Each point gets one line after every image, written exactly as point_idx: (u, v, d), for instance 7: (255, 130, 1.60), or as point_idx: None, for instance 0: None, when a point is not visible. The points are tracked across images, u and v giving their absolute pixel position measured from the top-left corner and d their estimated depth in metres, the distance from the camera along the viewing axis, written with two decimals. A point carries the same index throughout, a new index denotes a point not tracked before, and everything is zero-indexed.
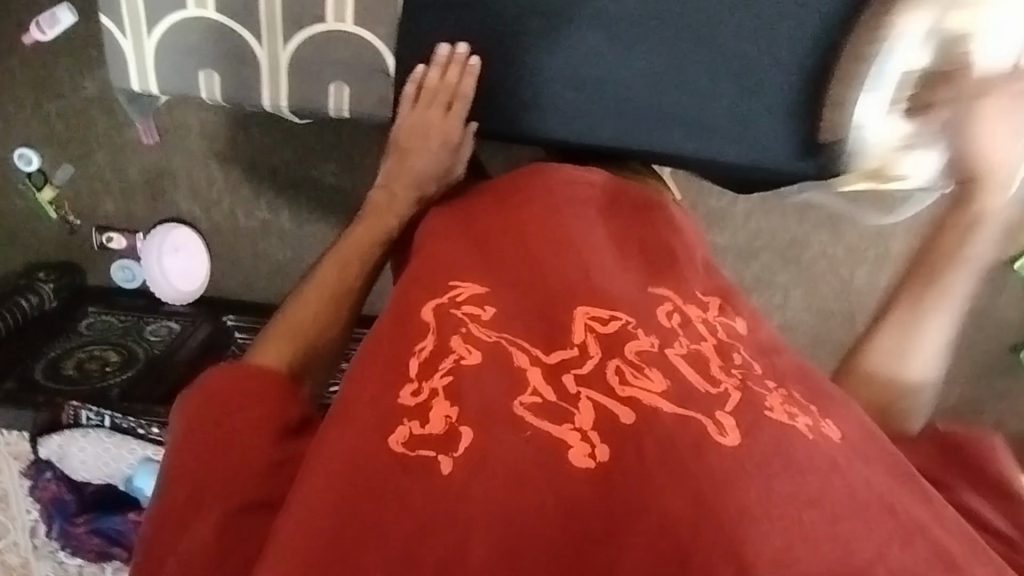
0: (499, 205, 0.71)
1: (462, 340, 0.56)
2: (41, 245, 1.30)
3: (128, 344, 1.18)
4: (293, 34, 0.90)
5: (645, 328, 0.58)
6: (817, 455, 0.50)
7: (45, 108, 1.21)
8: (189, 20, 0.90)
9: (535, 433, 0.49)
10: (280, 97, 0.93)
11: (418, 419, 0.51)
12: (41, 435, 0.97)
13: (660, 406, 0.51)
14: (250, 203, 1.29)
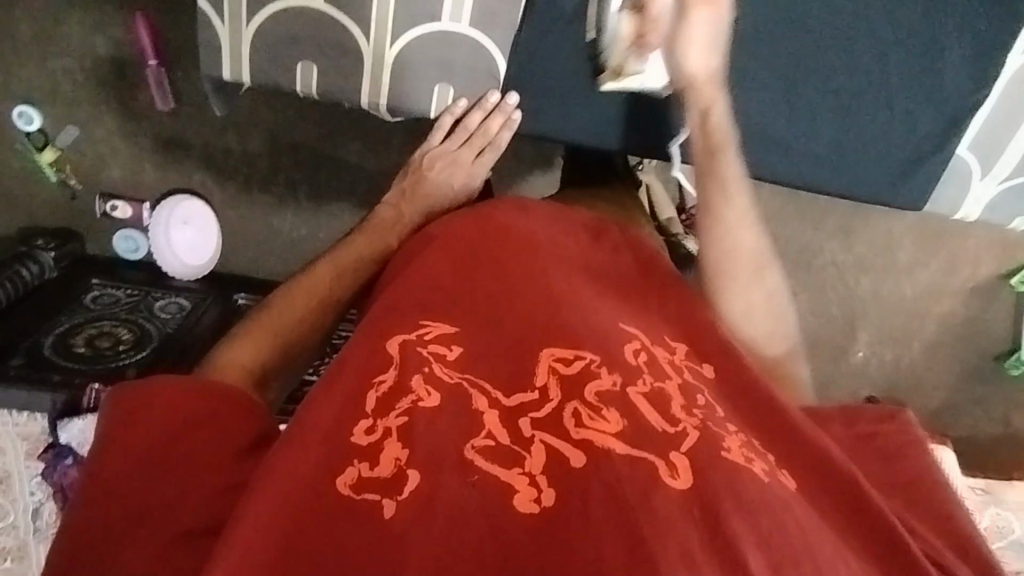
0: (470, 238, 0.69)
1: (426, 380, 0.54)
2: (38, 209, 1.22)
3: (138, 321, 1.14)
4: (408, 29, 0.87)
5: (609, 366, 0.56)
6: (767, 493, 0.51)
7: (52, 65, 1.14)
8: (292, 8, 0.86)
9: (484, 479, 0.47)
10: (381, 95, 0.90)
11: (368, 461, 0.49)
12: (63, 420, 0.94)
13: (612, 448, 0.50)
14: (267, 177, 1.22)
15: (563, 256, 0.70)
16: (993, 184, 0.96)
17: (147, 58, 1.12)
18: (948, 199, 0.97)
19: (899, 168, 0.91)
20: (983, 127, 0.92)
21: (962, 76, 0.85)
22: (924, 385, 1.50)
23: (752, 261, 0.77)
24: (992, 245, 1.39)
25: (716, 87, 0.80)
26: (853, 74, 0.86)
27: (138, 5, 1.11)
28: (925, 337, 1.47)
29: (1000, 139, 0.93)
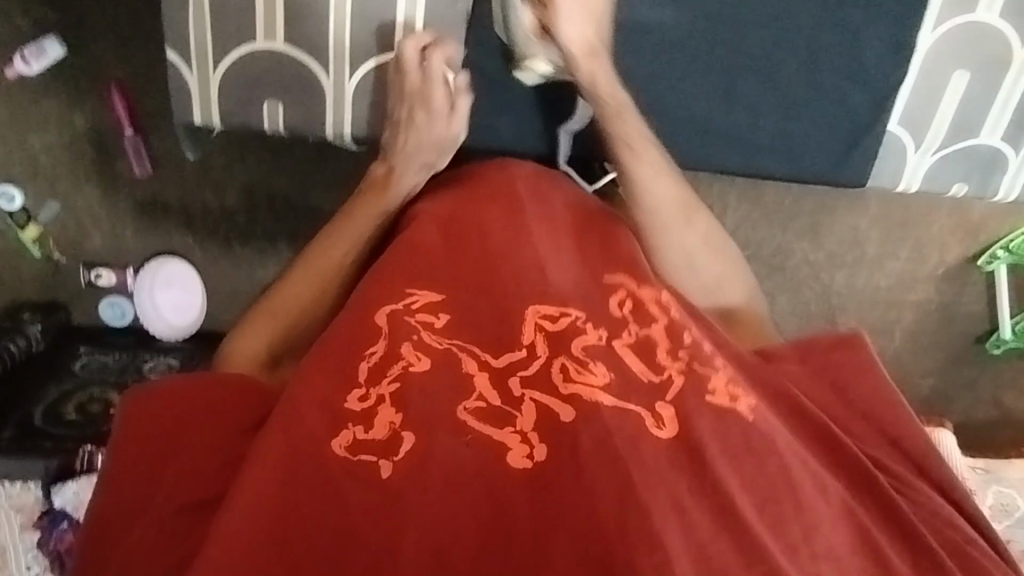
0: (475, 212, 0.83)
1: (414, 347, 0.73)
2: (23, 285, 1.24)
3: (129, 384, 1.15)
4: (365, 61, 0.92)
5: (592, 322, 0.76)
6: (732, 428, 0.71)
7: (30, 145, 1.18)
8: (256, 52, 0.91)
9: (475, 437, 0.68)
10: (344, 125, 0.95)
11: (361, 425, 0.68)
12: (56, 485, 0.94)
13: (598, 400, 0.69)
14: (246, 231, 1.24)
15: (544, 221, 0.85)
16: (928, 154, 1.00)
17: (123, 128, 1.16)
18: (887, 175, 1.01)
19: (844, 143, 0.98)
20: (909, 100, 0.97)
21: (884, 64, 0.93)
22: (911, 373, 1.52)
23: (679, 209, 0.91)
24: (957, 230, 1.43)
25: (598, 59, 0.89)
26: (775, 58, 0.93)
27: (110, 77, 1.15)
28: (905, 327, 1.50)
29: (926, 110, 0.97)
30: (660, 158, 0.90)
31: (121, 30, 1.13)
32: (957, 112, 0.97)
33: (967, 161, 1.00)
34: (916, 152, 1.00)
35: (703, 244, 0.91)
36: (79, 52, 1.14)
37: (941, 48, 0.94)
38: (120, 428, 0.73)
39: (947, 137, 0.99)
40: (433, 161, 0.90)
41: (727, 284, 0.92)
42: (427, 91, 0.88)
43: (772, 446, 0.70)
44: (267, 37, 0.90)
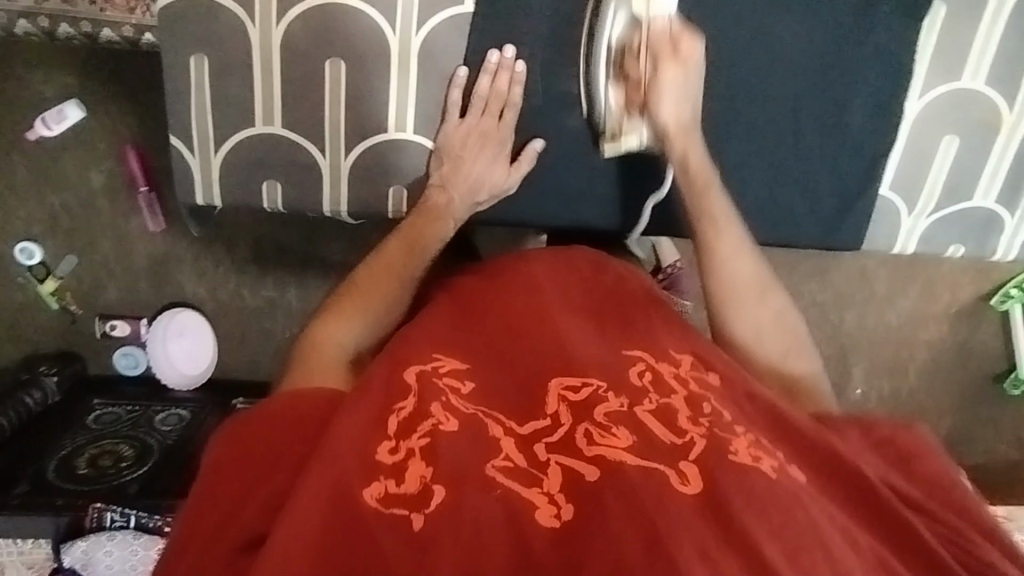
0: (493, 286, 0.76)
1: (443, 407, 0.60)
2: (41, 337, 1.27)
3: (140, 436, 1.16)
4: (358, 142, 0.94)
5: (614, 390, 0.63)
6: (784, 493, 0.56)
7: (49, 203, 1.22)
8: (254, 136, 0.93)
9: (505, 494, 0.54)
10: (341, 203, 0.97)
11: (394, 477, 0.54)
12: (65, 544, 0.95)
13: (624, 460, 0.56)
14: (256, 282, 1.27)
15: (567, 286, 0.77)
16: (922, 218, 1.00)
17: (138, 186, 1.20)
18: (883, 239, 1.00)
19: (834, 209, 0.95)
20: (900, 166, 0.97)
21: (871, 126, 0.91)
22: (926, 412, 1.50)
23: (754, 287, 0.81)
24: (967, 270, 1.42)
25: (688, 133, 0.84)
26: (768, 125, 0.91)
27: (127, 138, 1.19)
28: (919, 366, 1.47)
29: (918, 175, 0.97)
30: (740, 233, 0.82)
31: (137, 94, 1.17)
32: (948, 177, 0.97)
33: (957, 223, 1.00)
34: (909, 216, 0.99)
35: (777, 321, 0.80)
36: (97, 114, 1.18)
37: (927, 115, 0.94)
38: (218, 446, 0.61)
39: (939, 201, 0.99)
40: (483, 200, 0.91)
41: (799, 363, 0.79)
42: (501, 132, 0.90)
43: (799, 500, 0.56)
44: (264, 121, 0.93)
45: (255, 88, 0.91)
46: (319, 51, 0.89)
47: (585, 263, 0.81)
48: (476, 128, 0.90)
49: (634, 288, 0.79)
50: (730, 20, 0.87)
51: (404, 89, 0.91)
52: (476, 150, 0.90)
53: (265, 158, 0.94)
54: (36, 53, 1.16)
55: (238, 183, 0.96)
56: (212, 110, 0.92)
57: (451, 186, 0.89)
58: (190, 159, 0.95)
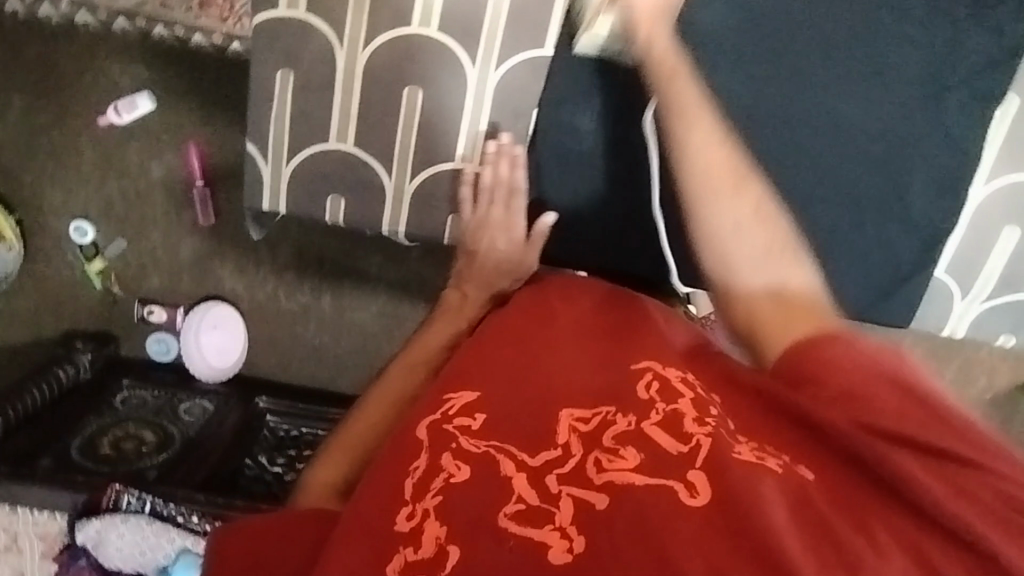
0: (491, 327, 0.74)
1: (454, 456, 0.58)
2: (81, 314, 1.31)
3: (163, 424, 1.19)
4: (424, 169, 0.97)
5: (623, 409, 0.61)
6: (783, 494, 0.54)
7: (109, 187, 1.26)
8: (325, 151, 0.97)
9: (519, 543, 0.51)
10: (399, 223, 1.00)
11: (412, 544, 0.53)
12: (80, 521, 0.96)
13: (634, 481, 0.54)
14: (293, 286, 1.29)
15: (572, 318, 0.74)
16: (974, 303, 0.99)
17: (195, 180, 1.24)
18: (931, 320, 1.00)
19: (879, 288, 0.95)
20: (956, 250, 0.96)
21: (930, 208, 0.91)
22: None
23: (727, 178, 0.76)
24: (1007, 357, 1.39)
25: (665, 18, 0.82)
26: (829, 196, 0.90)
27: (190, 134, 1.23)
28: None
29: (976, 260, 0.96)
30: (716, 125, 0.78)
31: (206, 93, 1.22)
32: (1007, 266, 0.96)
33: (1013, 312, 0.99)
34: (962, 300, 0.99)
35: (757, 218, 0.75)
36: (165, 108, 1.23)
37: (989, 204, 0.93)
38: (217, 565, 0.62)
39: (995, 288, 0.98)
40: (506, 285, 0.87)
41: (790, 271, 0.72)
42: (500, 217, 0.89)
43: (807, 498, 0.54)
44: (337, 137, 0.96)
45: (325, 103, 0.94)
46: (390, 73, 0.92)
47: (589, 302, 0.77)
48: (476, 223, 0.90)
49: (642, 317, 0.74)
50: (797, 89, 0.87)
51: (476, 124, 0.93)
52: (482, 245, 0.89)
53: (328, 172, 0.98)
54: (118, 43, 1.21)
55: (301, 193, 0.99)
56: (291, 116, 0.95)
57: (464, 283, 0.88)
58: (263, 166, 0.98)
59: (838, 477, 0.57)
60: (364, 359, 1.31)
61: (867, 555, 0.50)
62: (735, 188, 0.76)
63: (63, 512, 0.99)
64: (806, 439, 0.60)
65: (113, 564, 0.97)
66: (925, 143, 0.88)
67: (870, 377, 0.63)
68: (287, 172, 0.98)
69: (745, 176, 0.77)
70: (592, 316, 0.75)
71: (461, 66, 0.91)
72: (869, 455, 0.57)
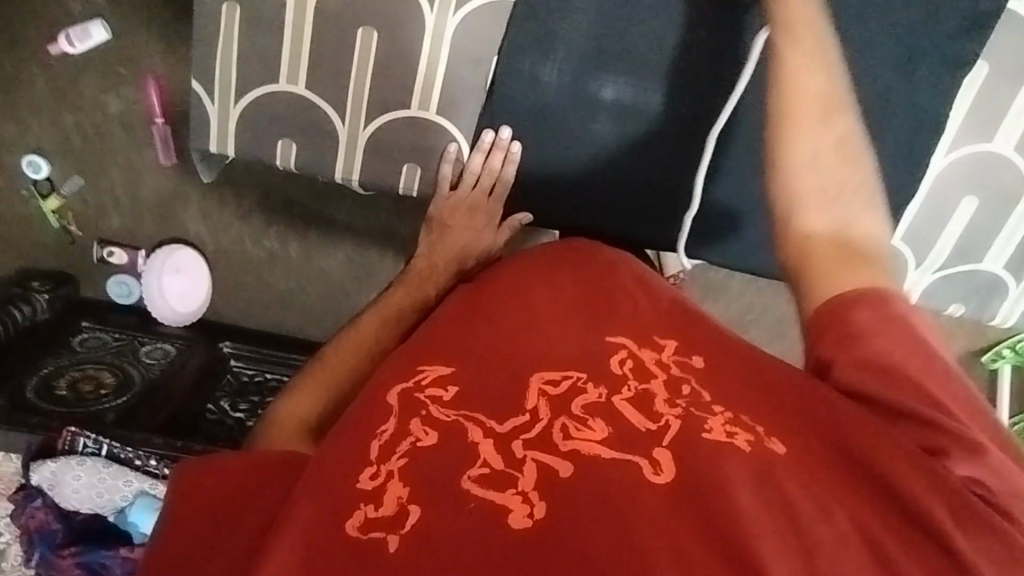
0: (472, 302, 0.74)
1: (424, 422, 0.58)
2: (38, 254, 1.27)
3: (123, 366, 1.17)
4: (377, 117, 0.94)
5: (594, 380, 0.60)
6: (742, 472, 0.53)
7: (63, 120, 1.21)
8: (276, 93, 0.94)
9: (479, 505, 0.52)
10: (353, 171, 0.98)
11: (373, 502, 0.53)
12: (35, 462, 0.95)
13: (599, 455, 0.55)
14: (259, 231, 1.27)
15: (553, 290, 0.73)
16: (928, 272, 1.00)
17: (155, 117, 1.19)
18: None
19: None
20: (915, 220, 0.96)
21: (897, 173, 0.90)
22: None
23: (820, 102, 0.70)
24: (963, 324, 1.43)
25: None
26: None
27: (148, 66, 1.18)
28: None
29: (932, 230, 0.97)
30: (825, 38, 0.72)
31: (163, 23, 1.15)
32: (962, 236, 0.97)
33: (964, 283, 1.00)
34: (916, 269, 1.00)
35: (840, 156, 0.69)
36: (122, 39, 1.17)
37: (950, 174, 0.94)
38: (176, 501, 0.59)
39: (949, 259, 0.99)
40: (473, 263, 0.91)
41: (860, 222, 0.67)
42: (478, 200, 0.93)
43: (776, 479, 0.53)
44: (289, 80, 0.93)
45: (279, 41, 0.91)
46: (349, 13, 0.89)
47: (563, 267, 0.77)
48: (452, 201, 0.93)
49: (618, 288, 0.73)
50: None
51: (433, 71, 0.91)
52: (458, 224, 0.92)
53: (280, 115, 0.95)
54: None
55: (252, 134, 0.96)
56: (237, 58, 0.93)
57: (434, 256, 0.90)
58: (209, 105, 0.96)
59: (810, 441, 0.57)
60: (330, 306, 1.30)
61: (821, 528, 0.50)
62: (824, 121, 0.70)
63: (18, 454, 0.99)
64: (788, 411, 0.59)
65: (70, 506, 0.98)
66: (895, 107, 0.87)
67: (899, 337, 0.61)
68: (233, 113, 0.96)
69: (840, 104, 0.71)
70: (572, 283, 0.74)
71: (419, 9, 0.89)
72: (859, 434, 0.56)
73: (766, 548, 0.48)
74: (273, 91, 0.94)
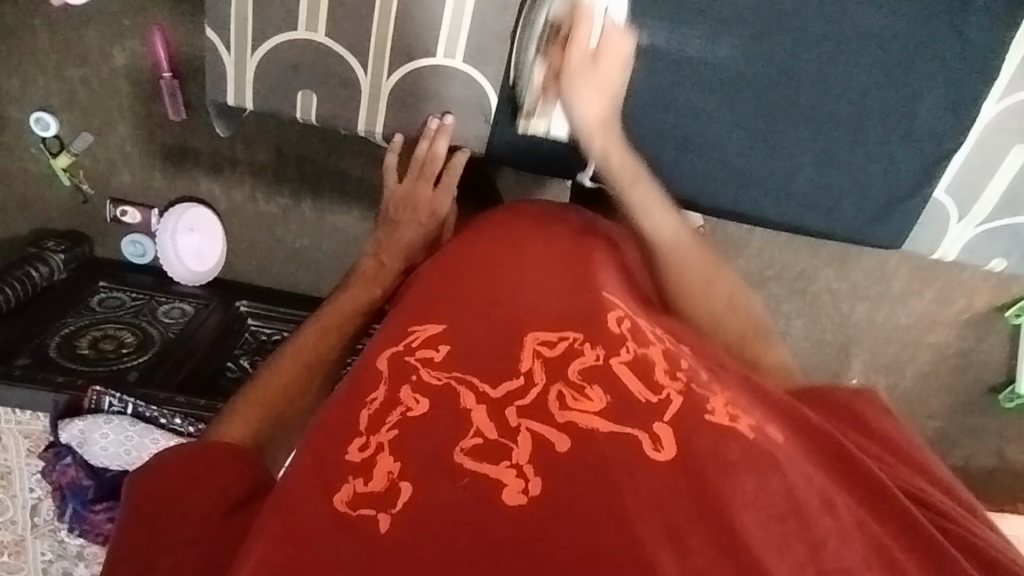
0: (465, 268, 0.76)
1: (414, 390, 0.61)
2: (52, 212, 1.26)
3: (142, 325, 1.17)
4: (403, 65, 0.91)
5: (591, 343, 0.64)
6: (751, 460, 0.54)
7: (68, 75, 1.18)
8: (295, 40, 0.91)
9: (473, 480, 0.53)
10: (376, 123, 0.95)
11: (362, 476, 0.55)
12: (63, 421, 0.97)
13: (596, 428, 0.55)
14: (271, 187, 1.25)
15: (546, 259, 0.77)
16: (971, 226, 0.98)
17: (162, 70, 1.16)
18: (925, 242, 0.99)
19: (877, 205, 0.94)
20: (961, 170, 0.94)
21: (940, 123, 0.88)
22: (916, 412, 1.54)
23: (693, 258, 0.81)
24: (990, 278, 1.40)
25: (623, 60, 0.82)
26: (828, 106, 0.88)
27: (152, 17, 1.14)
28: (918, 367, 1.50)
29: (979, 181, 0.94)
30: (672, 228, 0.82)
31: None
32: (1009, 187, 0.95)
33: (1006, 237, 0.99)
34: (958, 223, 0.97)
35: (715, 274, 0.82)
36: None
37: (1002, 122, 0.90)
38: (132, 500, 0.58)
39: (993, 211, 0.97)
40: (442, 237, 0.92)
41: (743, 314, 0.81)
42: (453, 171, 0.91)
43: (776, 466, 0.55)
44: (307, 26, 0.90)
45: None
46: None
47: (562, 235, 0.81)
48: (421, 168, 0.91)
49: (610, 264, 0.78)
50: None
51: (459, 13, 0.89)
52: (430, 194, 0.90)
53: (299, 63, 0.92)
54: None
55: (269, 87, 0.94)
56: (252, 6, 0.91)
57: (402, 223, 0.89)
58: (225, 53, 0.93)
59: (799, 434, 0.62)
60: (346, 264, 1.29)
61: (825, 522, 0.52)
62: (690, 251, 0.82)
63: (44, 413, 0.99)
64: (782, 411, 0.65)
65: (99, 463, 0.99)
66: (942, 49, 0.84)
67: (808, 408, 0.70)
68: (251, 63, 0.93)
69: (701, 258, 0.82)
70: (567, 253, 0.78)
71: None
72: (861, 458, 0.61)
73: (754, 533, 0.50)
74: (294, 38, 0.91)
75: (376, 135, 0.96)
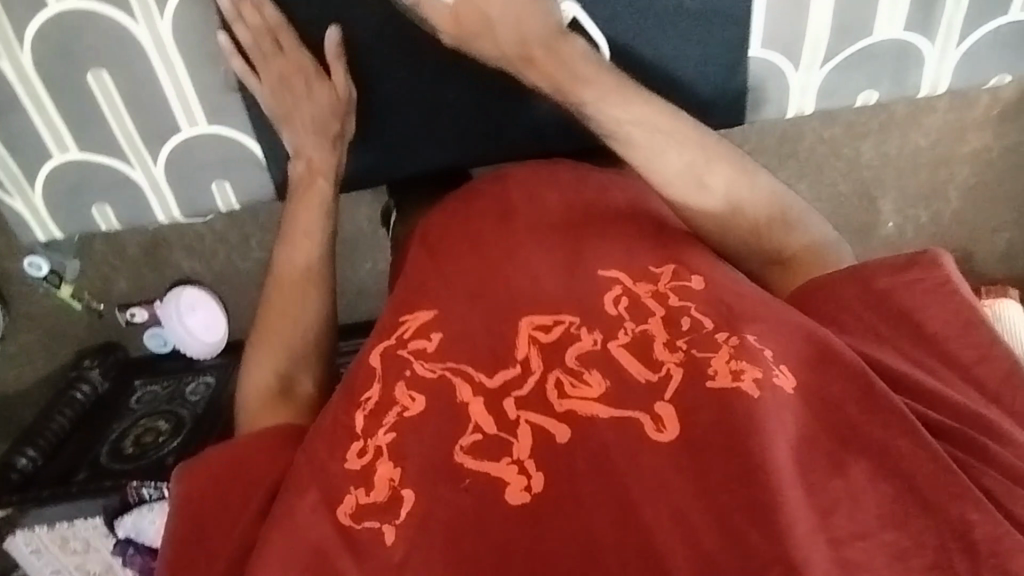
0: (475, 233, 0.95)
1: (407, 387, 0.83)
2: (79, 336, 1.39)
3: (175, 409, 1.29)
4: (159, 150, 1.17)
5: (586, 328, 0.84)
6: (752, 425, 0.71)
7: None
8: (60, 165, 1.17)
9: (472, 481, 0.74)
10: (171, 209, 1.24)
11: (363, 488, 0.76)
12: (115, 518, 1.15)
13: (595, 414, 0.76)
14: (242, 247, 1.32)
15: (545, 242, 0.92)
16: (812, 71, 1.19)
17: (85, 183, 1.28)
18: (775, 99, 1.22)
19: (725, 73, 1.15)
20: (767, 26, 1.14)
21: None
22: (979, 232, 1.40)
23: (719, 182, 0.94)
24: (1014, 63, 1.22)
25: None
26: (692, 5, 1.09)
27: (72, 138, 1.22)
28: (960, 185, 1.35)
29: (789, 32, 1.15)
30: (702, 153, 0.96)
31: None
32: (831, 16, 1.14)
33: (847, 68, 1.20)
34: (796, 71, 1.19)
35: (752, 197, 0.94)
36: None
37: None
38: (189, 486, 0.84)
39: (828, 51, 1.17)
40: (339, 133, 1.08)
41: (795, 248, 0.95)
42: (303, 62, 1.04)
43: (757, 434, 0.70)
44: (61, 151, 1.16)
45: (55, 131, 1.14)
46: (58, 62, 1.08)
47: (554, 201, 0.97)
48: (279, 79, 1.04)
49: (612, 237, 0.93)
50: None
51: (178, 82, 1.12)
52: (282, 64, 1.04)
53: (71, 181, 1.19)
54: None
55: (65, 211, 1.22)
56: (10, 149, 1.15)
57: (305, 177, 1.08)
58: (14, 201, 1.20)
59: (805, 378, 0.75)
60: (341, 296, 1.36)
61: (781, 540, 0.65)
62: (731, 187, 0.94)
63: (97, 515, 1.16)
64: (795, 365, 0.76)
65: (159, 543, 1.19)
66: None
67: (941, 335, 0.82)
68: (36, 198, 1.20)
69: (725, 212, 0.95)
70: (558, 220, 0.95)
71: (124, 30, 1.06)
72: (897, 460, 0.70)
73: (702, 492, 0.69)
74: (59, 163, 1.17)
75: (175, 216, 1.25)
